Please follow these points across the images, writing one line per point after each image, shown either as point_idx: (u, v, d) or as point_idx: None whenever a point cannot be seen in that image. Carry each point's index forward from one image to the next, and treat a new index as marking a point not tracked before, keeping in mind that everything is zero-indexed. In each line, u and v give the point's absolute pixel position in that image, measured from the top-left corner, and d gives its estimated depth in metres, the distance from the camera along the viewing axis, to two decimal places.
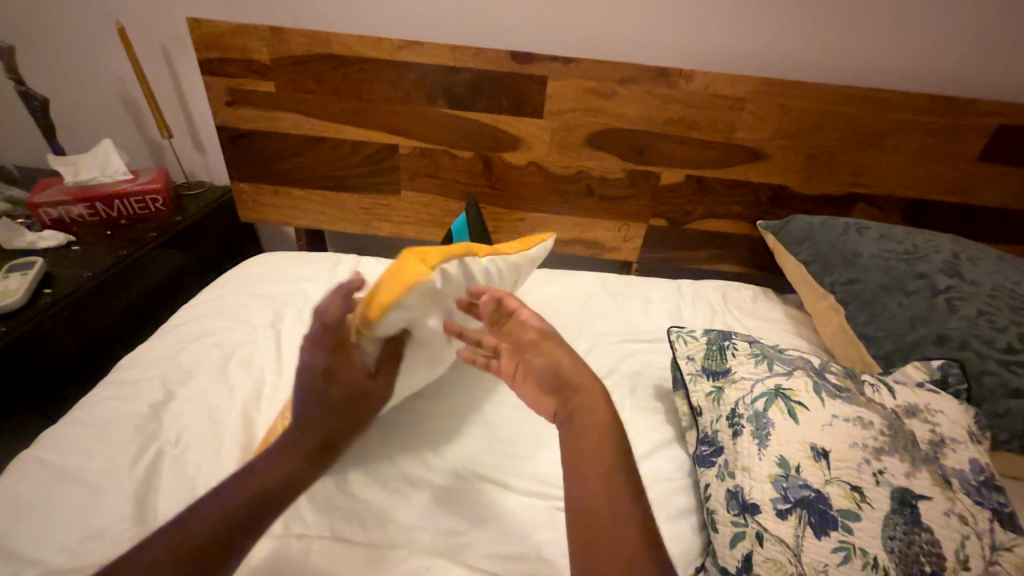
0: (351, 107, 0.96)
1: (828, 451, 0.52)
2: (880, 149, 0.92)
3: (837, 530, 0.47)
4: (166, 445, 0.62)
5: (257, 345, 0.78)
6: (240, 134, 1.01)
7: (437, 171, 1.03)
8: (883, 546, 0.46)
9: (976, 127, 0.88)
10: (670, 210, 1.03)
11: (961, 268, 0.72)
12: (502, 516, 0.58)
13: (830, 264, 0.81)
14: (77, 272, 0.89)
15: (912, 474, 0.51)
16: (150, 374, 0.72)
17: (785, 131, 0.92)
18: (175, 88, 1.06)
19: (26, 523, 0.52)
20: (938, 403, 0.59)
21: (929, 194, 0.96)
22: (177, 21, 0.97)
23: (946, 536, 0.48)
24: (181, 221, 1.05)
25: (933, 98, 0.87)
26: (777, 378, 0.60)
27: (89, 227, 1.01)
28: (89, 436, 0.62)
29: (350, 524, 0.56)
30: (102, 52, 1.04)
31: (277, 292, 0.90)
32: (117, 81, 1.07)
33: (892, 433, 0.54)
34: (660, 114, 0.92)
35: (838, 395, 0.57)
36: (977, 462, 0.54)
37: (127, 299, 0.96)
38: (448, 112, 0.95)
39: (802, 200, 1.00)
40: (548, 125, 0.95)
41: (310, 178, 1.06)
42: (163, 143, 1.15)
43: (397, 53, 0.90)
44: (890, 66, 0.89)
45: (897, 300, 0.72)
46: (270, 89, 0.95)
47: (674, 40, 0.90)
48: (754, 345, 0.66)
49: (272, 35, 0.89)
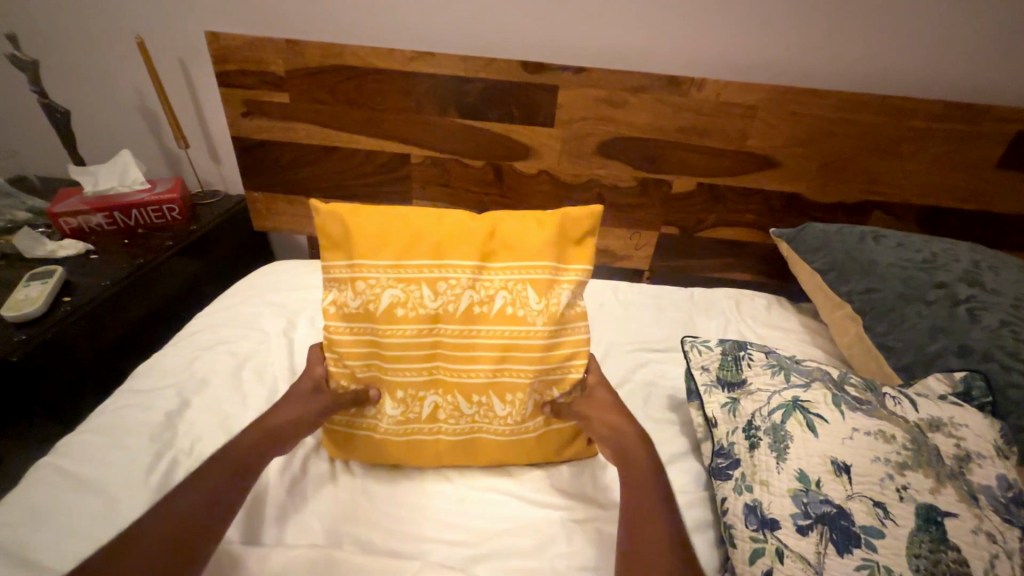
0: (362, 116, 0.97)
1: (849, 465, 0.51)
2: (895, 156, 0.91)
3: (860, 548, 0.46)
4: (181, 453, 0.63)
5: (271, 355, 0.80)
6: (255, 144, 1.03)
7: (448, 180, 1.03)
8: (909, 565, 0.45)
9: (996, 134, 0.87)
10: (682, 218, 1.03)
11: (981, 278, 0.71)
12: (519, 527, 0.58)
13: (846, 273, 0.80)
14: (96, 280, 0.91)
15: (937, 490, 0.49)
16: (167, 382, 0.73)
17: (796, 139, 0.91)
18: (192, 99, 1.08)
19: (43, 531, 0.53)
20: (963, 417, 0.57)
21: (947, 202, 0.95)
22: (195, 35, 1.00)
23: (974, 556, 0.46)
24: (197, 230, 1.06)
25: (950, 105, 0.86)
26: (794, 390, 0.58)
27: (108, 236, 1.03)
28: (108, 444, 0.63)
29: (363, 536, 0.56)
30: (124, 65, 1.06)
31: (289, 301, 0.92)
32: (136, 93, 1.10)
33: (916, 448, 0.52)
34: (670, 122, 0.92)
35: (859, 407, 0.56)
36: (1004, 478, 0.53)
37: (142, 307, 0.97)
38: (459, 121, 0.96)
39: (815, 208, 0.99)
40: (558, 134, 0.95)
41: (322, 187, 1.07)
42: (179, 153, 1.17)
43: (411, 64, 0.91)
44: (904, 73, 0.88)
45: (916, 310, 0.71)
46: (285, 100, 0.97)
47: (686, 48, 0.90)
48: (769, 355, 0.64)
49: (287, 47, 0.91)
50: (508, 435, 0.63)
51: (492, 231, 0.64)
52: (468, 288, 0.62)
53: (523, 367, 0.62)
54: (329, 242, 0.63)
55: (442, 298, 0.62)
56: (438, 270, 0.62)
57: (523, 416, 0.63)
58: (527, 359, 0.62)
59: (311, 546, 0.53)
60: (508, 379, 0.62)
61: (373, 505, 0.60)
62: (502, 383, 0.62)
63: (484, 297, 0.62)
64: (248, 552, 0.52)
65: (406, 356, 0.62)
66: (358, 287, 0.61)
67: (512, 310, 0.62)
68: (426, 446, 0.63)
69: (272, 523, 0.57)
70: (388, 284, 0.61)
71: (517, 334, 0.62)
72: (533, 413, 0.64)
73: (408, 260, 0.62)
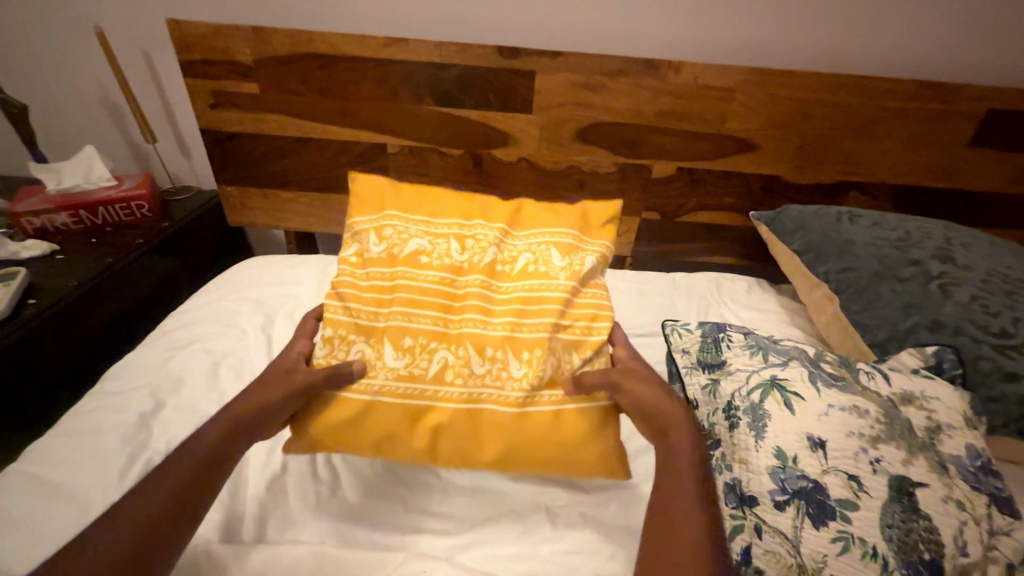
0: (337, 106, 0.94)
1: (825, 441, 0.51)
2: (871, 136, 0.92)
3: (835, 520, 0.47)
4: (155, 455, 0.62)
5: (249, 352, 0.78)
6: (226, 137, 1.00)
7: (428, 170, 1.02)
8: (882, 535, 0.46)
9: (968, 112, 0.88)
10: (663, 203, 1.03)
11: (954, 254, 0.72)
12: (505, 514, 0.58)
13: (822, 254, 0.81)
14: (62, 281, 0.88)
15: (910, 461, 0.50)
16: (141, 382, 0.71)
17: (774, 121, 0.92)
18: (158, 91, 1.04)
19: (11, 538, 0.51)
20: (934, 389, 0.58)
21: (922, 180, 0.96)
22: (158, 24, 0.96)
23: (944, 524, 0.47)
24: (168, 227, 1.03)
25: (923, 84, 0.87)
26: (772, 369, 0.59)
27: (74, 236, 0.99)
28: (78, 448, 0.61)
29: (348, 530, 0.56)
30: (83, 57, 1.02)
31: (267, 296, 0.90)
32: (99, 85, 1.05)
33: (889, 421, 0.53)
34: (649, 106, 0.91)
35: (834, 384, 0.56)
36: (973, 447, 0.54)
37: (114, 307, 0.94)
38: (436, 109, 0.94)
39: (794, 190, 0.99)
40: (537, 120, 0.94)
41: (298, 180, 1.04)
42: (147, 148, 1.13)
43: (384, 50, 0.88)
44: (878, 54, 0.89)
45: (891, 287, 0.72)
46: (255, 90, 0.94)
47: (664, 30, 0.89)
48: (748, 336, 0.65)
49: (254, 35, 0.88)
50: (522, 410, 0.58)
51: (517, 207, 0.73)
52: (489, 245, 0.67)
53: (537, 324, 0.61)
54: (365, 205, 0.72)
55: (468, 252, 0.67)
56: (465, 229, 0.70)
57: (540, 383, 0.58)
58: (543, 313, 0.62)
59: (294, 542, 0.53)
60: (523, 337, 0.60)
61: (357, 499, 0.59)
62: (517, 341, 0.60)
63: (506, 258, 0.68)
64: (229, 550, 0.51)
65: (422, 302, 0.63)
66: (389, 234, 0.68)
67: (532, 267, 0.66)
68: (428, 410, 0.58)
69: (250, 521, 0.56)
70: (417, 235, 0.68)
71: (538, 286, 0.64)
72: (549, 382, 0.59)
73: (437, 219, 0.70)
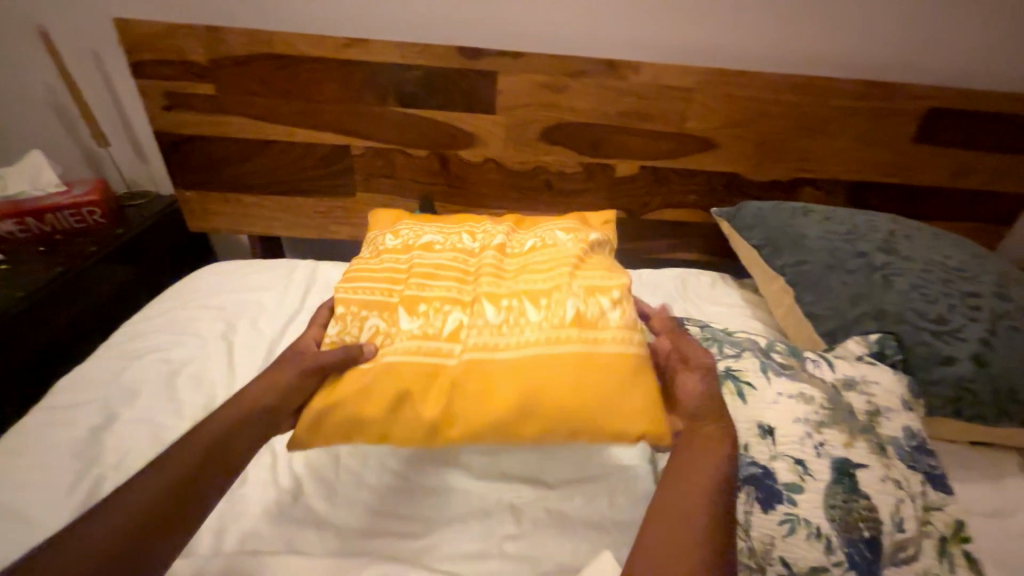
0: (298, 107, 0.93)
1: (773, 428, 0.54)
2: (823, 134, 0.96)
3: (783, 503, 0.49)
4: (105, 470, 0.60)
5: (208, 360, 0.76)
6: (183, 139, 0.97)
7: (395, 172, 1.01)
8: (826, 515, 0.48)
9: (910, 110, 0.93)
10: (629, 201, 1.04)
11: (896, 246, 0.76)
12: (470, 514, 0.58)
13: (778, 248, 0.84)
14: (8, 292, 0.85)
15: (851, 444, 0.53)
16: (93, 395, 0.69)
17: (732, 120, 0.94)
18: (110, 92, 1.00)
19: None
20: (875, 374, 0.61)
21: (872, 176, 1.00)
22: (106, 23, 0.93)
23: (883, 502, 0.50)
24: (123, 233, 0.99)
25: (867, 84, 0.91)
26: (726, 360, 0.61)
27: (22, 245, 0.95)
28: (23, 464, 0.59)
29: (311, 537, 0.55)
30: (26, 57, 0.97)
31: (230, 302, 0.88)
32: (45, 87, 1.01)
33: (833, 407, 0.56)
34: (611, 105, 0.93)
35: (782, 373, 0.59)
36: (909, 428, 0.57)
37: (65, 317, 0.91)
38: (400, 110, 0.93)
39: (753, 187, 1.02)
40: (502, 120, 0.94)
41: (261, 183, 1.02)
42: (100, 152, 1.09)
43: (344, 50, 0.88)
44: (825, 55, 0.93)
45: (840, 278, 0.75)
46: (212, 92, 0.91)
47: (622, 32, 0.91)
48: (704, 329, 0.67)
49: (209, 34, 0.86)
50: (549, 349, 0.59)
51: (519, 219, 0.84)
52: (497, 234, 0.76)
53: (548, 277, 0.66)
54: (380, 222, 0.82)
55: (479, 239, 0.75)
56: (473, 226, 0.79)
57: (559, 322, 0.61)
58: (554, 266, 0.67)
59: (254, 552, 0.52)
60: (537, 289, 0.65)
61: (321, 506, 0.59)
62: (532, 292, 0.64)
63: (515, 241, 0.75)
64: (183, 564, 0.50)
65: (437, 274, 0.68)
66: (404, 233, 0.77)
67: (541, 240, 0.73)
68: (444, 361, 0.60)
69: (208, 532, 0.55)
70: (430, 231, 0.77)
71: (549, 250, 0.71)
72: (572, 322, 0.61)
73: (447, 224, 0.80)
